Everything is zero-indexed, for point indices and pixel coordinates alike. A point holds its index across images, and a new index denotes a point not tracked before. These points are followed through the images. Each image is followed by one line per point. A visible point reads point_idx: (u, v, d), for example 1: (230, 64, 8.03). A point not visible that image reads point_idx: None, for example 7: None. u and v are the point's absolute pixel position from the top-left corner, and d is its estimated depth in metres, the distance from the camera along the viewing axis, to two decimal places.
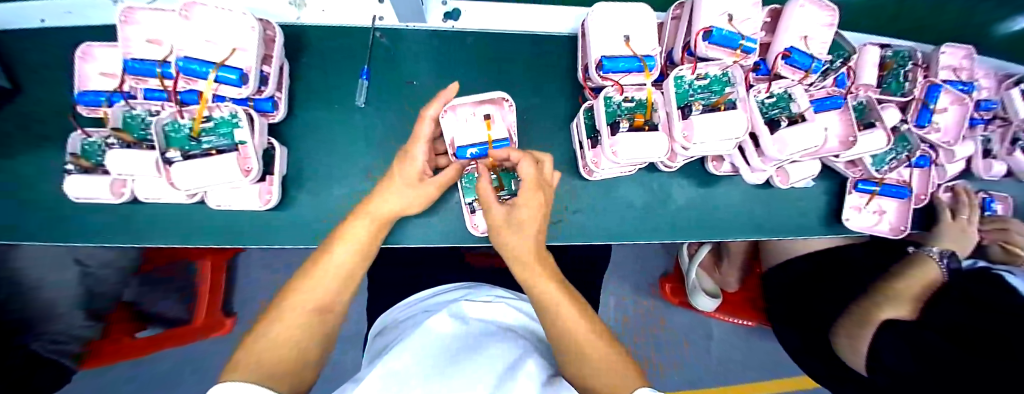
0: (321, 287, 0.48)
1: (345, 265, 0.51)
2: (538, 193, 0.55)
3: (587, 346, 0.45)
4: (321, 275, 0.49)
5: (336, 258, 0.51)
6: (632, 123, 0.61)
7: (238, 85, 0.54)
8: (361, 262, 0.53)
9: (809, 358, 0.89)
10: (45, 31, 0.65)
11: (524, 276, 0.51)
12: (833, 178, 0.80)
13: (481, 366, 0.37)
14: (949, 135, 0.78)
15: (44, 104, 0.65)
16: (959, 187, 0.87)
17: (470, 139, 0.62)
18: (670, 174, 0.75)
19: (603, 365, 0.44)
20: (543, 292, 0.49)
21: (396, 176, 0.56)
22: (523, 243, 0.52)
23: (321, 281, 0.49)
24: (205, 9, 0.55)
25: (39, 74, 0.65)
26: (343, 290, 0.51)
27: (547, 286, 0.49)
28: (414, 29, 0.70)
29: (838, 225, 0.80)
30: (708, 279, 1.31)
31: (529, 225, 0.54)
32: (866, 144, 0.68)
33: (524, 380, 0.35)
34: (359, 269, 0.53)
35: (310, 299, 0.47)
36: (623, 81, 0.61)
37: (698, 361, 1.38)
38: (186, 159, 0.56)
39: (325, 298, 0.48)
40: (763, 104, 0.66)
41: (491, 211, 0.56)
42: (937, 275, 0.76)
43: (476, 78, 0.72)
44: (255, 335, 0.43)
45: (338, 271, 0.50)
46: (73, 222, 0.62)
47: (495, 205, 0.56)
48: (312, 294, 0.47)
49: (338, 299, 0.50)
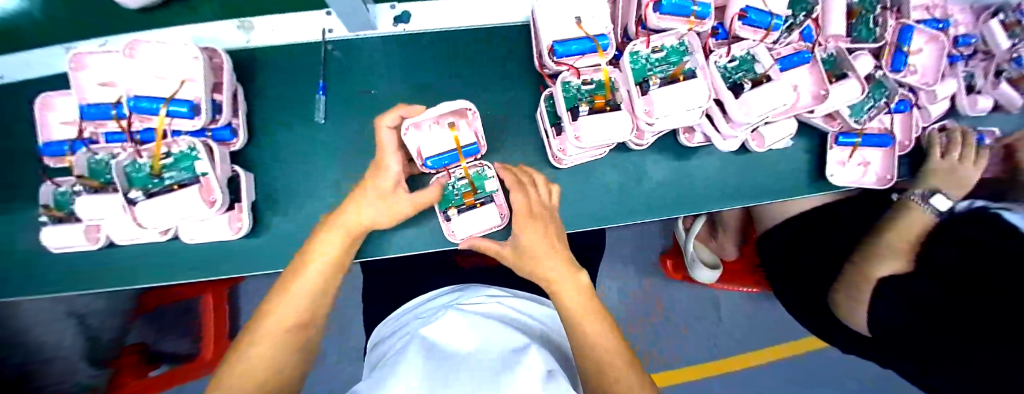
0: (299, 297, 0.49)
1: (320, 279, 0.51)
2: (536, 222, 0.59)
3: (608, 353, 0.47)
4: (297, 286, 0.49)
5: (313, 266, 0.51)
6: (591, 106, 0.60)
7: (190, 116, 0.54)
8: (332, 275, 0.53)
9: (801, 311, 0.89)
10: (9, 85, 0.66)
11: (554, 294, 0.54)
12: (812, 134, 0.79)
13: (480, 364, 0.38)
14: (928, 76, 0.75)
15: (18, 157, 0.66)
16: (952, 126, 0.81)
17: (436, 149, 0.61)
18: (641, 153, 0.74)
19: (615, 371, 0.46)
20: (569, 305, 0.52)
21: (368, 188, 0.55)
22: (548, 267, 0.55)
23: (299, 291, 0.49)
24: (149, 46, 0.55)
25: (11, 127, 0.66)
26: (320, 302, 0.51)
27: (572, 298, 0.52)
28: (364, 38, 0.69)
29: (822, 181, 0.79)
30: (705, 250, 1.32)
31: (541, 250, 0.56)
32: (839, 96, 0.65)
33: (526, 371, 0.36)
34: (334, 283, 0.53)
35: (286, 312, 0.47)
36: (577, 65, 0.59)
37: (705, 333, 1.38)
38: (149, 196, 0.55)
39: (304, 307, 0.49)
40: (725, 68, 0.64)
41: (502, 253, 0.62)
42: (926, 219, 0.74)
43: (434, 79, 0.71)
44: (237, 355, 0.44)
45: (315, 277, 0.50)
46: (54, 271, 0.63)
47: (503, 246, 0.62)
48: (288, 307, 0.48)
49: (317, 310, 0.51)
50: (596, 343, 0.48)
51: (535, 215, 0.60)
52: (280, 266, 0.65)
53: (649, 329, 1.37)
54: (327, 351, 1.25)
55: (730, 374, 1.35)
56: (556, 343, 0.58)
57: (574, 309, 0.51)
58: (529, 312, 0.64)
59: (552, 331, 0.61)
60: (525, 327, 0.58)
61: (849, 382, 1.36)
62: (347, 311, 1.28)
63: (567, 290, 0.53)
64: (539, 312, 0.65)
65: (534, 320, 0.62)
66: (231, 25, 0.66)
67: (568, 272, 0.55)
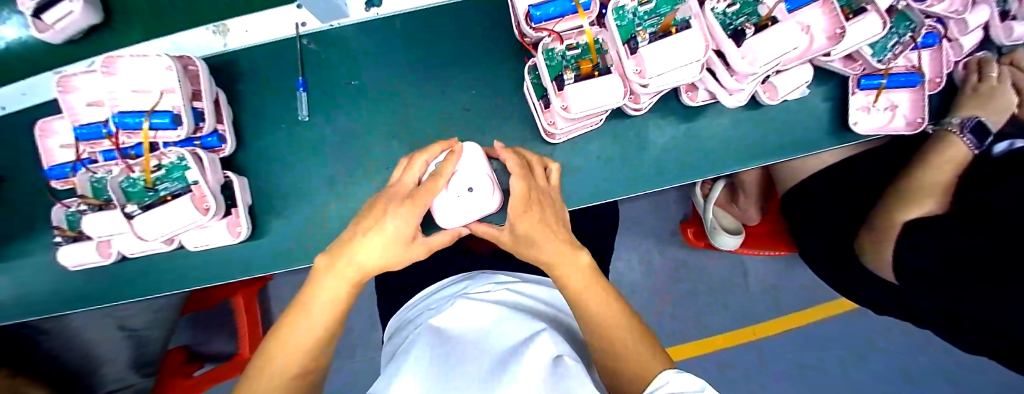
0: (307, 328, 0.42)
1: (326, 314, 0.42)
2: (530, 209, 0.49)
3: (612, 327, 0.43)
4: (300, 326, 0.42)
5: (327, 293, 0.42)
6: (578, 72, 0.56)
7: (174, 127, 0.55)
8: (346, 304, 0.44)
9: (830, 264, 0.85)
10: (26, 104, 0.71)
11: (557, 278, 0.48)
12: (832, 79, 0.71)
13: (481, 355, 0.35)
14: (956, 3, 0.67)
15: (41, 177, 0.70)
16: (978, 60, 0.71)
17: (452, 219, 0.57)
18: (639, 119, 0.69)
19: (629, 347, 0.41)
20: (573, 285, 0.47)
21: (382, 238, 0.42)
22: (551, 252, 0.48)
23: (301, 333, 0.41)
24: (125, 61, 0.56)
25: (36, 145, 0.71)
26: (331, 334, 0.44)
27: (571, 275, 0.47)
28: (338, 27, 0.67)
29: (848, 131, 0.71)
30: (722, 214, 1.25)
31: (539, 235, 0.48)
32: (858, 34, 0.57)
33: (524, 362, 0.32)
34: (343, 318, 0.45)
35: (298, 340, 0.41)
36: (558, 29, 0.56)
37: (729, 301, 1.34)
38: (146, 209, 0.56)
39: (314, 340, 0.42)
40: (725, 15, 0.57)
41: (501, 238, 0.55)
42: (964, 153, 0.65)
43: (414, 63, 0.68)
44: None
45: (327, 307, 0.42)
46: (81, 286, 0.67)
47: (500, 230, 0.55)
48: (297, 343, 0.41)
49: (326, 341, 0.44)
50: (616, 337, 0.42)
51: (540, 203, 0.51)
52: (277, 269, 0.65)
53: (666, 300, 1.33)
54: (352, 341, 1.31)
55: (753, 343, 1.30)
56: (570, 330, 0.55)
57: (580, 291, 0.46)
58: (538, 294, 0.60)
59: (562, 314, 0.58)
60: (539, 314, 0.54)
61: (882, 347, 1.28)
62: (366, 301, 1.33)
63: (572, 271, 0.47)
64: (550, 294, 0.61)
65: (546, 305, 0.58)
66: (207, 31, 0.67)
67: (569, 251, 0.48)
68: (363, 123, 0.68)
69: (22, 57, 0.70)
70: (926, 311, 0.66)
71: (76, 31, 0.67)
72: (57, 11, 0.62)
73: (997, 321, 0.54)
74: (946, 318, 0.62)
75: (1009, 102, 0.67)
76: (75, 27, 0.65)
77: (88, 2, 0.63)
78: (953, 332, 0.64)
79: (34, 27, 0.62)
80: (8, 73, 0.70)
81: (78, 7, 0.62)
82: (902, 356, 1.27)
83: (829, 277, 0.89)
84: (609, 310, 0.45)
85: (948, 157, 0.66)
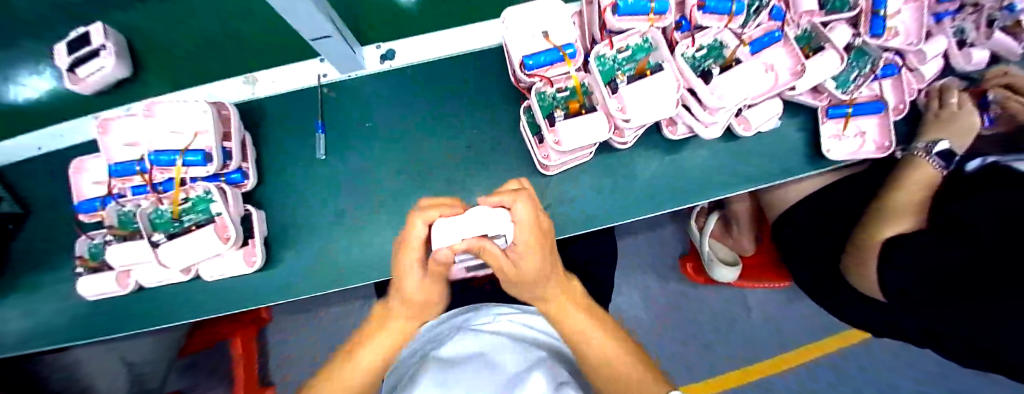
0: (368, 356, 0.50)
1: (384, 349, 0.51)
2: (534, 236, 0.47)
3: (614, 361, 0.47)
4: (361, 355, 0.51)
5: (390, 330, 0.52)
6: (567, 111, 0.64)
7: (204, 164, 0.61)
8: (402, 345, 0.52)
9: (823, 292, 0.87)
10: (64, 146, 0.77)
11: (555, 315, 0.49)
12: (801, 112, 0.79)
13: (479, 377, 0.37)
14: (911, 37, 0.76)
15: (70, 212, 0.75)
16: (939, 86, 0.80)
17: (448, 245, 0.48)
18: (627, 151, 0.76)
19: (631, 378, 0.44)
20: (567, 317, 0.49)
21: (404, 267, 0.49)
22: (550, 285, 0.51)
23: (361, 361, 0.50)
24: (166, 106, 0.63)
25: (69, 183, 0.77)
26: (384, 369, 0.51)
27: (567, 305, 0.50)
28: (354, 77, 0.76)
29: (821, 159, 0.77)
30: (720, 246, 1.27)
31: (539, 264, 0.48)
32: (817, 69, 0.65)
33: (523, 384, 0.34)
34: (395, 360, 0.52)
35: (361, 366, 0.50)
36: (549, 74, 0.63)
37: (735, 334, 1.32)
38: (169, 238, 0.62)
39: (369, 370, 0.50)
40: (694, 58, 0.65)
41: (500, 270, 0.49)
42: (932, 174, 0.71)
43: (423, 106, 0.76)
44: None
45: (387, 341, 0.51)
46: (95, 317, 0.69)
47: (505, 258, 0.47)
48: (358, 370, 0.50)
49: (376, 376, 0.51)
50: (617, 369, 0.46)
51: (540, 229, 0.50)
52: (286, 297, 0.68)
53: (671, 334, 1.32)
54: None
55: (764, 378, 1.27)
56: None
57: (575, 320, 0.49)
58: None
59: None
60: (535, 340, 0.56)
61: (896, 379, 1.25)
62: None
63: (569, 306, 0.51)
64: None
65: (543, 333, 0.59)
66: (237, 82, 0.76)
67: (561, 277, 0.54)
68: (375, 159, 0.74)
69: (43, 106, 0.79)
70: (914, 331, 0.67)
71: (109, 83, 0.75)
72: (90, 66, 0.71)
73: (985, 341, 0.54)
74: (932, 338, 0.64)
75: (972, 124, 0.72)
76: (105, 79, 0.73)
77: (119, 58, 0.73)
78: (943, 352, 0.65)
79: (69, 79, 0.71)
80: (25, 119, 0.78)
81: (109, 62, 0.71)
82: (909, 383, 1.25)
83: (822, 303, 0.90)
84: (604, 343, 0.48)
85: (916, 178, 0.72)
